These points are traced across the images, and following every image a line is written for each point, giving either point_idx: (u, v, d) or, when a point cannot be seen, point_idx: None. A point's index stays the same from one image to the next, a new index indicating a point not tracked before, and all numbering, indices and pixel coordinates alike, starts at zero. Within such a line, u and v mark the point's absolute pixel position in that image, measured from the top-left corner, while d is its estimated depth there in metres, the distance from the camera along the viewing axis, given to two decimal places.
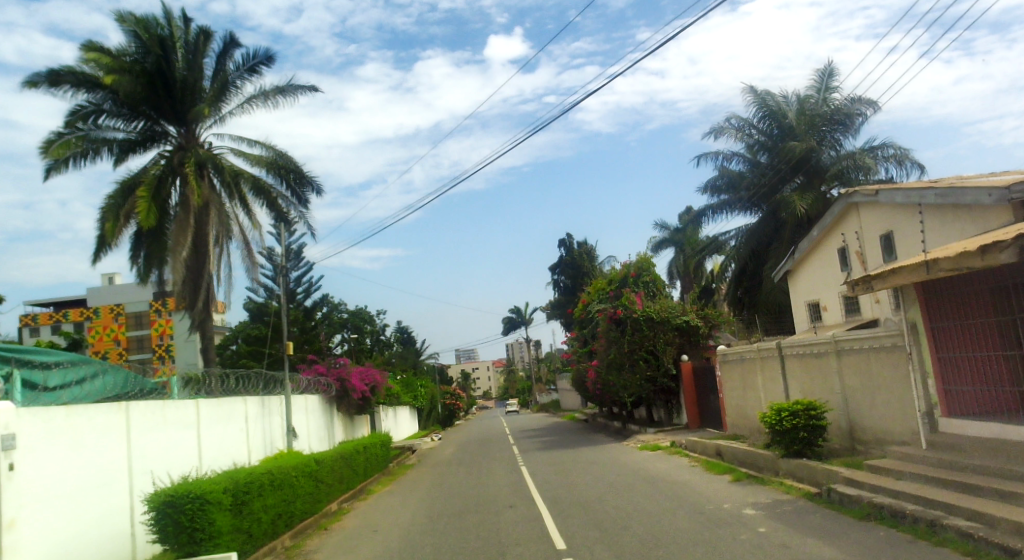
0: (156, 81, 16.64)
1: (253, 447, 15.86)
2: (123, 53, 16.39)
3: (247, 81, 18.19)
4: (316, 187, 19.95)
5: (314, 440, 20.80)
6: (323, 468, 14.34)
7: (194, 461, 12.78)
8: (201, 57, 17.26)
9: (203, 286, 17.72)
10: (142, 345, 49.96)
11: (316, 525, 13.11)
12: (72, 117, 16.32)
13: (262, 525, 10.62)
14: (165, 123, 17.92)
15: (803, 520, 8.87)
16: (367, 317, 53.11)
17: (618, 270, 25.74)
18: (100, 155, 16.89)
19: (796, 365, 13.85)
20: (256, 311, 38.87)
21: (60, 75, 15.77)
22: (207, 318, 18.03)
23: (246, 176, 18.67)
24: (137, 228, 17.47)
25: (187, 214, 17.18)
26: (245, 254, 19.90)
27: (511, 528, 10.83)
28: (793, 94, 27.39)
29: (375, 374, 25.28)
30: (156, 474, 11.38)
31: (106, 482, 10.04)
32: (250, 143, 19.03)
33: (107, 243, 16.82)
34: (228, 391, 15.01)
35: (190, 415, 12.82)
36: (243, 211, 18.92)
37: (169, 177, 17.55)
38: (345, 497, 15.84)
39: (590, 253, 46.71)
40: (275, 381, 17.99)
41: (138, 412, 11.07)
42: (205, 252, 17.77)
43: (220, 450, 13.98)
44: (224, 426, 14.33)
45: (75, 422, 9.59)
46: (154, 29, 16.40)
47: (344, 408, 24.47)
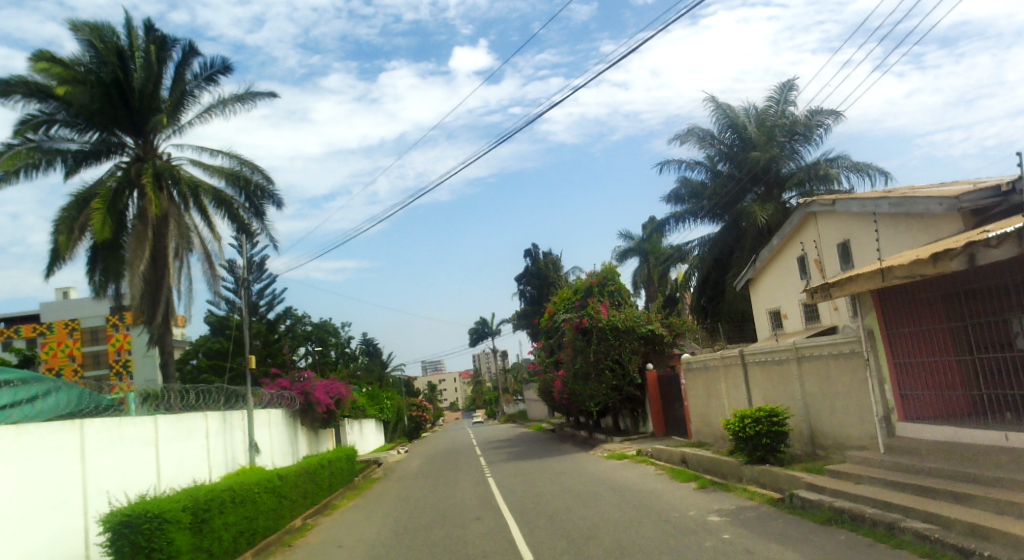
0: (112, 91, 16.31)
1: (213, 464, 15.52)
2: (76, 63, 16.03)
3: (205, 91, 17.93)
4: (277, 199, 19.67)
5: (277, 455, 20.47)
6: (286, 483, 14.07)
7: (152, 479, 12.48)
8: (158, 67, 16.93)
9: (162, 299, 17.33)
10: (98, 361, 48.29)
11: (279, 542, 12.85)
12: (23, 126, 15.97)
13: (223, 543, 10.36)
14: (121, 134, 17.56)
15: (766, 526, 8.98)
16: (331, 330, 52.47)
17: (583, 279, 25.88)
18: (52, 167, 16.43)
19: (758, 373, 14.04)
20: (216, 325, 38.13)
21: (11, 85, 15.38)
22: (166, 332, 17.59)
23: (206, 188, 18.39)
24: (91, 242, 17.08)
25: (145, 227, 16.92)
26: (205, 267, 19.60)
27: (476, 541, 10.71)
28: (752, 106, 27.95)
29: (340, 387, 24.96)
30: (113, 494, 11.08)
31: (59, 503, 9.73)
32: (211, 153, 18.82)
33: (60, 257, 16.44)
34: (189, 408, 14.72)
35: (147, 432, 12.52)
36: (202, 223, 18.61)
37: (126, 189, 17.21)
38: (309, 512, 15.61)
39: (556, 264, 47.05)
40: (237, 395, 17.69)
41: (93, 431, 10.79)
42: (163, 266, 17.43)
43: (179, 467, 13.69)
44: (183, 443, 14.01)
45: (25, 442, 9.30)
46: (110, 38, 16.14)
47: (307, 422, 24.07)
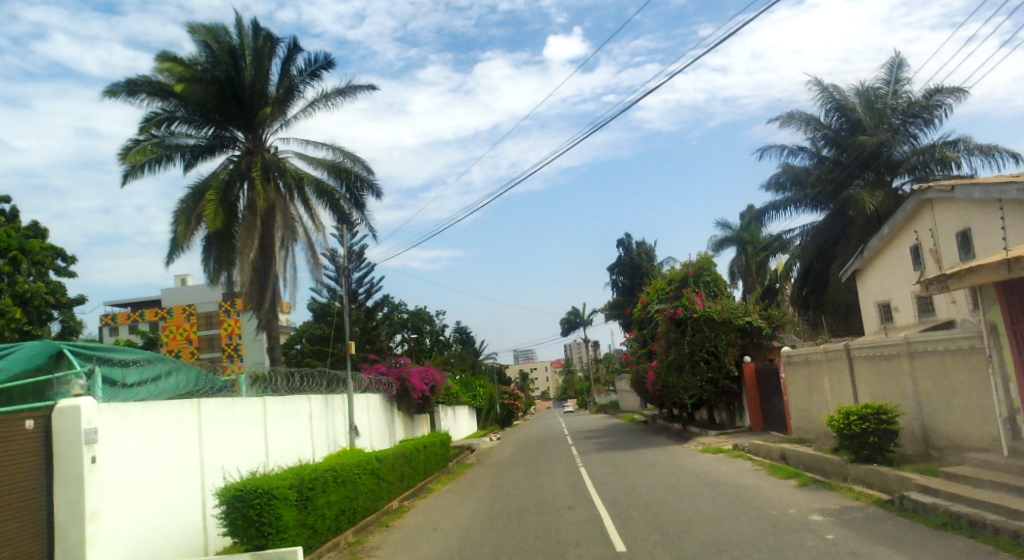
0: (225, 88, 17.18)
1: (317, 445, 16.24)
2: (195, 63, 17.06)
3: (309, 85, 18.56)
4: (376, 189, 20.25)
5: (375, 438, 21.17)
6: (384, 465, 14.54)
7: (261, 457, 13.18)
8: (266, 63, 17.63)
9: (270, 286, 18.22)
10: (212, 345, 51.45)
11: (378, 522, 13.33)
12: (147, 124, 17.07)
13: (326, 520, 10.84)
14: (233, 129, 18.50)
15: (873, 528, 8.61)
16: (426, 318, 53.52)
17: (677, 270, 25.44)
18: (172, 161, 17.60)
19: (865, 369, 13.41)
20: (318, 311, 39.78)
21: (137, 84, 16.52)
22: (273, 318, 18.45)
23: (310, 179, 19.14)
24: (206, 232, 18.17)
25: (254, 217, 17.83)
26: (308, 256, 20.44)
27: (570, 529, 10.76)
28: (861, 87, 26.52)
29: (434, 374, 25.64)
30: (226, 469, 11.79)
31: (179, 476, 10.44)
32: (315, 146, 19.57)
33: (179, 246, 17.56)
34: (294, 390, 15.48)
35: (257, 413, 13.22)
36: (307, 213, 19.37)
37: (238, 181, 18.17)
38: (406, 494, 16.10)
39: (649, 253, 46.40)
40: (337, 379, 18.42)
41: (209, 409, 11.50)
42: (271, 254, 18.26)
43: (285, 447, 14.39)
44: (289, 424, 14.72)
45: (152, 417, 10.00)
46: (223, 38, 17.02)
47: (404, 407, 24.81)
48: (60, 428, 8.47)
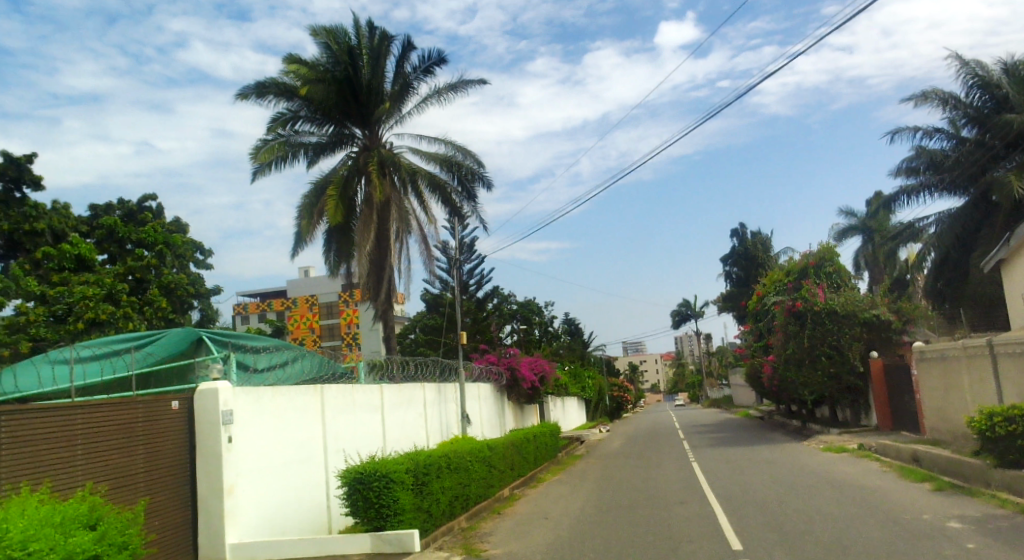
0: (345, 87, 17.95)
1: (431, 432, 16.68)
2: (317, 64, 17.88)
3: (423, 81, 19.00)
4: (487, 182, 20.49)
5: (486, 427, 21.53)
6: (495, 453, 14.76)
7: (379, 442, 13.68)
8: (383, 60, 18.26)
9: (386, 277, 18.80)
10: (333, 333, 53.98)
11: (490, 509, 13.56)
12: (274, 124, 18.07)
13: (441, 505, 11.12)
14: (352, 126, 19.19)
15: (1020, 539, 7.93)
16: (535, 309, 53.88)
17: (796, 260, 24.37)
18: (297, 158, 18.42)
19: (1012, 367, 12.35)
20: (431, 302, 40.90)
21: (265, 86, 17.52)
22: (389, 308, 19.08)
23: (423, 173, 19.62)
24: (327, 226, 19.01)
25: (370, 211, 18.46)
26: (421, 248, 20.96)
27: (683, 524, 10.54)
28: (1008, 61, 24.29)
29: (543, 364, 25.80)
30: (346, 452, 12.31)
31: (305, 457, 10.98)
32: (428, 141, 20.03)
33: (302, 240, 18.47)
34: (409, 378, 15.93)
35: (374, 399, 13.70)
36: (420, 206, 19.86)
37: (355, 177, 18.84)
38: (516, 483, 16.27)
39: (765, 243, 44.67)
40: (450, 368, 18.83)
41: (331, 395, 12.02)
42: (386, 247, 18.81)
43: (401, 433, 14.85)
44: (404, 411, 15.18)
45: (280, 401, 10.54)
46: (343, 39, 17.74)
47: (514, 397, 25.10)
48: (202, 409, 9.09)
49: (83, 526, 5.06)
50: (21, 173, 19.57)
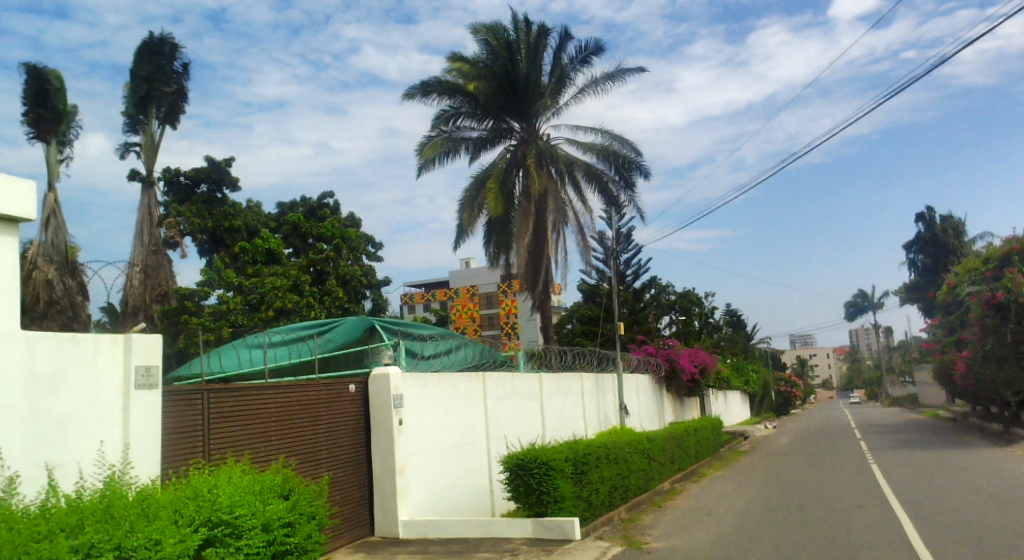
0: (504, 82, 18.32)
1: (589, 422, 16.70)
2: (478, 61, 18.42)
3: (580, 72, 18.99)
4: (644, 171, 20.15)
5: (644, 418, 21.24)
6: (655, 446, 14.51)
7: (538, 430, 13.90)
8: (541, 54, 18.38)
9: (543, 268, 18.98)
10: (492, 322, 55.63)
11: (649, 502, 13.35)
12: (437, 121, 18.78)
13: (601, 495, 11.10)
14: (510, 120, 19.54)
15: None
16: (695, 299, 52.40)
17: (996, 246, 21.85)
18: (459, 154, 18.96)
19: None
20: (588, 292, 40.94)
21: (430, 85, 18.28)
22: (546, 299, 19.31)
23: (580, 164, 19.62)
24: (487, 218, 19.49)
25: (528, 203, 18.71)
26: (578, 238, 21.00)
27: (862, 530, 9.81)
28: None
29: (705, 356, 25.07)
30: (508, 439, 12.62)
31: (469, 442, 11.38)
32: (584, 131, 19.99)
33: (464, 232, 19.08)
34: (567, 367, 16.03)
35: (534, 388, 13.92)
36: (577, 196, 19.87)
37: (513, 169, 19.19)
38: (677, 477, 15.93)
39: (957, 228, 40.50)
40: (608, 358, 18.75)
41: (492, 382, 12.34)
42: (543, 238, 18.97)
43: (560, 422, 15.00)
44: (563, 400, 15.30)
45: (445, 387, 10.96)
46: (501, 35, 18.12)
47: (673, 389, 24.58)
48: (376, 392, 9.68)
49: (278, 495, 5.52)
50: (221, 176, 21.77)
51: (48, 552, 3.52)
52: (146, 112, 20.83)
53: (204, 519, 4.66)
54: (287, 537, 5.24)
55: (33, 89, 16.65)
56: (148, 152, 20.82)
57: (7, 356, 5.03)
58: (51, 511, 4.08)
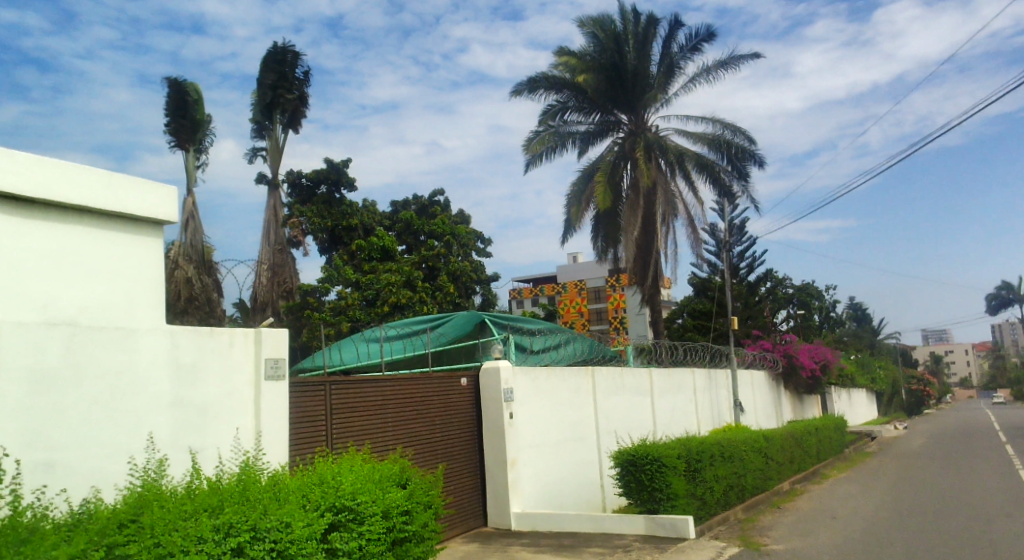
0: (612, 74, 18.14)
1: (702, 419, 16.29)
2: (585, 54, 18.32)
3: (690, 60, 18.49)
4: (759, 159, 19.40)
5: (761, 416, 20.50)
6: (773, 444, 13.97)
7: (649, 425, 13.70)
8: (650, 44, 18.09)
9: (653, 262, 18.62)
10: (600, 317, 55.30)
11: (768, 503, 12.87)
12: (544, 116, 18.81)
13: (716, 494, 10.80)
14: (618, 113, 19.31)
15: None
16: (815, 293, 49.99)
17: None
18: (566, 148, 18.95)
19: None
20: (699, 286, 39.89)
21: (536, 81, 18.35)
22: (656, 294, 18.95)
23: (690, 155, 19.12)
24: (595, 212, 19.33)
25: (637, 196, 18.41)
26: (689, 231, 20.49)
27: (1009, 540, 9.04)
28: None
29: (825, 351, 23.98)
30: (618, 434, 12.53)
31: (579, 436, 11.38)
32: (695, 121, 19.46)
33: (572, 226, 19.05)
34: (678, 362, 15.69)
35: (644, 383, 13.73)
36: (687, 187, 19.38)
37: (621, 162, 18.98)
38: (797, 478, 15.27)
39: None
40: (721, 353, 18.22)
41: (602, 377, 12.26)
42: (652, 231, 18.58)
43: (672, 418, 14.73)
44: (674, 396, 15.01)
45: (555, 381, 10.98)
46: (609, 26, 17.93)
47: (792, 386, 23.59)
48: (487, 385, 9.83)
49: (397, 484, 5.71)
50: (339, 176, 22.71)
51: (194, 530, 3.82)
52: (272, 118, 22.04)
53: (329, 504, 4.89)
54: (405, 525, 5.43)
55: (173, 101, 18.00)
56: (273, 156, 22.04)
57: (154, 348, 5.46)
58: (195, 492, 4.41)
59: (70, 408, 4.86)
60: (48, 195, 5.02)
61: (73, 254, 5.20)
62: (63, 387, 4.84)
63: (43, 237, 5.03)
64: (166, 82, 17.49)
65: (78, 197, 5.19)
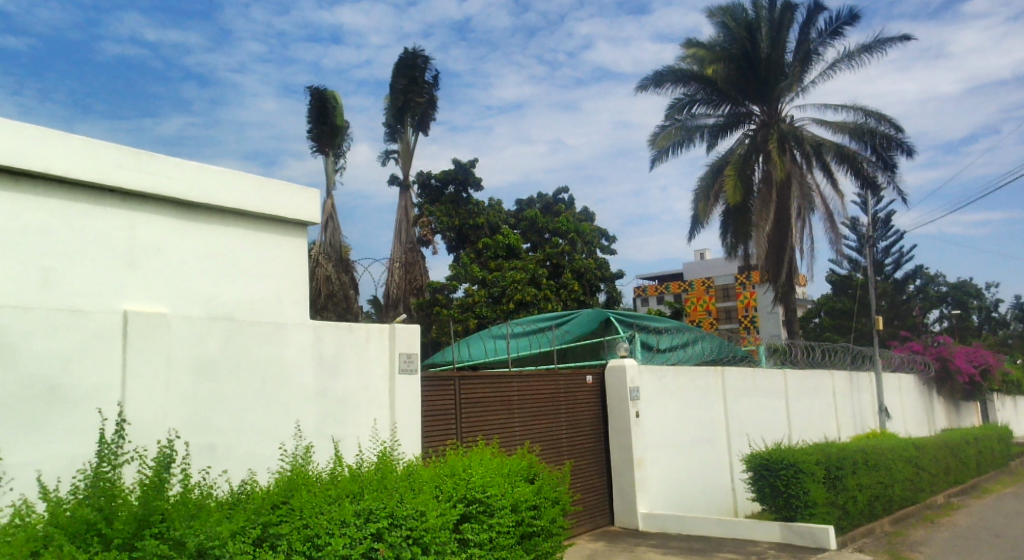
0: (743, 64, 17.51)
1: (843, 424, 15.38)
2: (714, 45, 17.74)
3: (830, 46, 17.46)
4: (908, 148, 18.05)
5: (910, 423, 19.07)
6: (926, 453, 12.95)
7: (784, 429, 13.11)
8: (785, 31, 17.31)
9: (787, 258, 17.74)
10: (730, 316, 53.50)
11: (920, 516, 11.96)
12: (671, 110, 18.30)
13: (860, 504, 10.15)
14: (750, 104, 18.57)
15: None
16: (972, 291, 45.90)
17: None
18: (694, 142, 18.43)
19: None
20: (839, 284, 37.67)
21: (663, 75, 17.94)
22: (790, 292, 18.08)
23: (829, 146, 18.08)
24: (724, 207, 18.69)
25: (769, 190, 17.60)
26: (827, 225, 19.39)
27: None
28: None
29: (986, 355, 21.96)
30: (751, 437, 12.08)
31: (709, 438, 11.05)
32: (834, 109, 18.38)
33: (700, 222, 18.54)
34: (816, 364, 14.89)
35: (778, 385, 13.15)
36: (826, 179, 18.33)
37: (752, 155, 18.21)
38: (952, 491, 14.09)
39: None
40: (864, 355, 17.11)
41: (732, 378, 11.84)
42: (786, 227, 17.71)
43: (809, 422, 14.02)
44: (812, 399, 14.26)
45: (683, 381, 10.72)
46: (740, 15, 17.26)
47: (947, 392, 21.78)
48: (613, 383, 9.74)
49: (525, 479, 5.77)
50: (466, 176, 23.28)
51: (338, 514, 4.01)
52: (403, 121, 22.86)
53: (461, 496, 4.99)
54: (533, 520, 5.49)
55: (316, 108, 19.03)
56: (404, 158, 22.87)
57: (300, 342, 5.82)
58: (338, 479, 4.63)
59: (228, 395, 5.26)
60: (208, 199, 5.45)
61: (230, 255, 5.63)
62: (222, 376, 5.25)
63: (204, 239, 5.48)
64: (309, 90, 18.51)
65: (233, 201, 5.62)
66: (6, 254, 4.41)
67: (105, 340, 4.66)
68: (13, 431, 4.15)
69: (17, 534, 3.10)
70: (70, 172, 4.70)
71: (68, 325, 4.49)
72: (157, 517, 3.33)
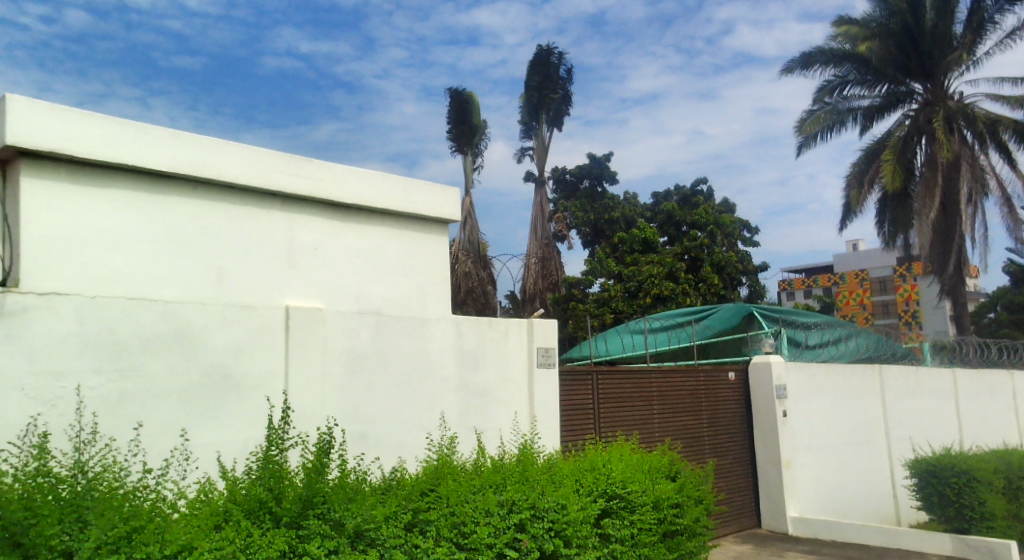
0: (904, 39, 16.21)
1: None
2: (870, 20, 16.52)
3: (1009, 12, 15.76)
4: None
5: None
6: None
7: (954, 434, 12.04)
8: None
9: (955, 247, 16.23)
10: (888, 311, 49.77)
11: None
12: (820, 93, 17.27)
13: None
14: (911, 82, 17.18)
15: None
16: None
17: None
18: (846, 126, 17.28)
19: None
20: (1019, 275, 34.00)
21: (811, 56, 16.93)
22: (959, 284, 16.56)
23: (1007, 122, 16.23)
24: (881, 194, 17.42)
25: (934, 173, 16.13)
26: (1004, 210, 17.59)
27: None
28: None
29: None
30: (914, 441, 11.20)
31: (866, 440, 10.36)
32: (1013, 82, 16.55)
33: (852, 211, 17.37)
34: (992, 363, 13.54)
35: (947, 385, 12.08)
36: (1003, 160, 16.59)
37: (914, 137, 16.89)
38: None
39: None
40: None
41: (892, 377, 11.01)
42: (954, 213, 16.23)
43: (984, 426, 12.78)
44: (986, 401, 13.00)
45: (835, 379, 10.10)
46: None
47: None
48: (757, 380, 9.33)
49: (666, 476, 5.67)
50: (601, 171, 23.15)
51: (483, 503, 4.12)
52: (538, 118, 23.03)
53: (602, 490, 4.96)
54: (675, 518, 5.38)
55: (456, 108, 19.76)
56: (540, 154, 23.08)
57: (443, 337, 6.02)
58: (482, 469, 4.76)
59: (378, 386, 5.55)
60: (356, 199, 5.75)
61: (378, 252, 5.91)
62: (372, 368, 5.54)
63: (354, 237, 5.79)
64: (448, 91, 19.15)
65: (379, 201, 5.90)
66: (189, 254, 4.88)
67: (270, 333, 5.05)
68: (196, 415, 4.59)
69: (202, 507, 3.42)
70: (239, 178, 5.12)
71: (239, 319, 4.90)
72: (320, 499, 3.55)
